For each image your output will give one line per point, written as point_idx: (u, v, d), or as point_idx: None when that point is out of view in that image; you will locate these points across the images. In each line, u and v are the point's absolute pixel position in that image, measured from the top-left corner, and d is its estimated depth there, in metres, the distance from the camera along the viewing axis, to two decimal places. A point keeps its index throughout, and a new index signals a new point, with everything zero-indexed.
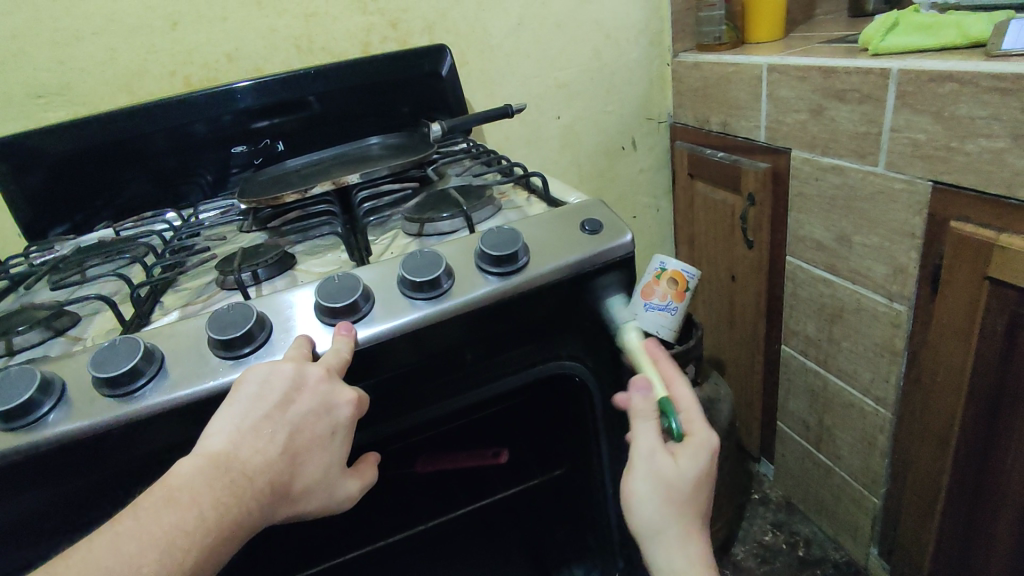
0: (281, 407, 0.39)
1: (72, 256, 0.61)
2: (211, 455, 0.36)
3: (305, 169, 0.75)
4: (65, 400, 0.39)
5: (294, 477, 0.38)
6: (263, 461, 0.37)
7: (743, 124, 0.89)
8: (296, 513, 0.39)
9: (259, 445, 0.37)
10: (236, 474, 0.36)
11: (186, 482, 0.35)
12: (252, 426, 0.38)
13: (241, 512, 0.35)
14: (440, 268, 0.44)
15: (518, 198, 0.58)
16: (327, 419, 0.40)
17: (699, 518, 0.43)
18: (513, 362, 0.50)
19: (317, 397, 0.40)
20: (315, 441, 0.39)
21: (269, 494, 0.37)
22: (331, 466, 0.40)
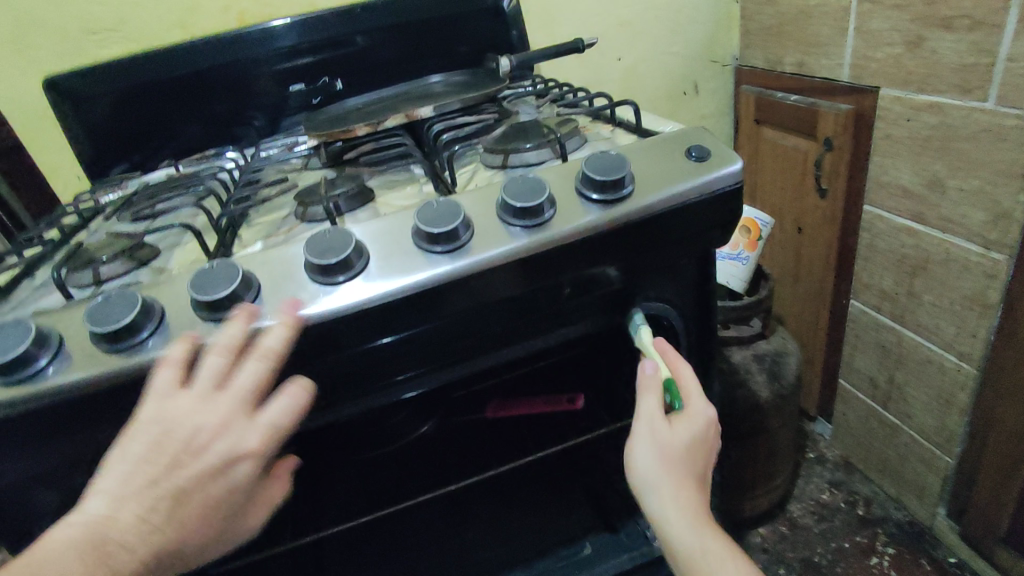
0: (174, 467, 0.34)
1: (141, 193, 0.60)
2: (89, 522, 0.32)
3: (366, 107, 0.72)
4: (164, 325, 0.38)
5: (187, 542, 0.35)
6: (149, 530, 0.33)
7: (823, 63, 0.83)
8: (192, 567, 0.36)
9: (142, 511, 0.33)
10: (116, 547, 0.32)
11: (52, 556, 0.31)
12: (138, 489, 0.33)
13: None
14: (544, 194, 0.41)
15: (602, 130, 0.55)
16: (227, 474, 0.36)
17: (698, 482, 0.45)
18: (601, 301, 0.49)
19: (221, 450, 0.35)
20: (213, 500, 0.35)
21: (155, 563, 0.33)
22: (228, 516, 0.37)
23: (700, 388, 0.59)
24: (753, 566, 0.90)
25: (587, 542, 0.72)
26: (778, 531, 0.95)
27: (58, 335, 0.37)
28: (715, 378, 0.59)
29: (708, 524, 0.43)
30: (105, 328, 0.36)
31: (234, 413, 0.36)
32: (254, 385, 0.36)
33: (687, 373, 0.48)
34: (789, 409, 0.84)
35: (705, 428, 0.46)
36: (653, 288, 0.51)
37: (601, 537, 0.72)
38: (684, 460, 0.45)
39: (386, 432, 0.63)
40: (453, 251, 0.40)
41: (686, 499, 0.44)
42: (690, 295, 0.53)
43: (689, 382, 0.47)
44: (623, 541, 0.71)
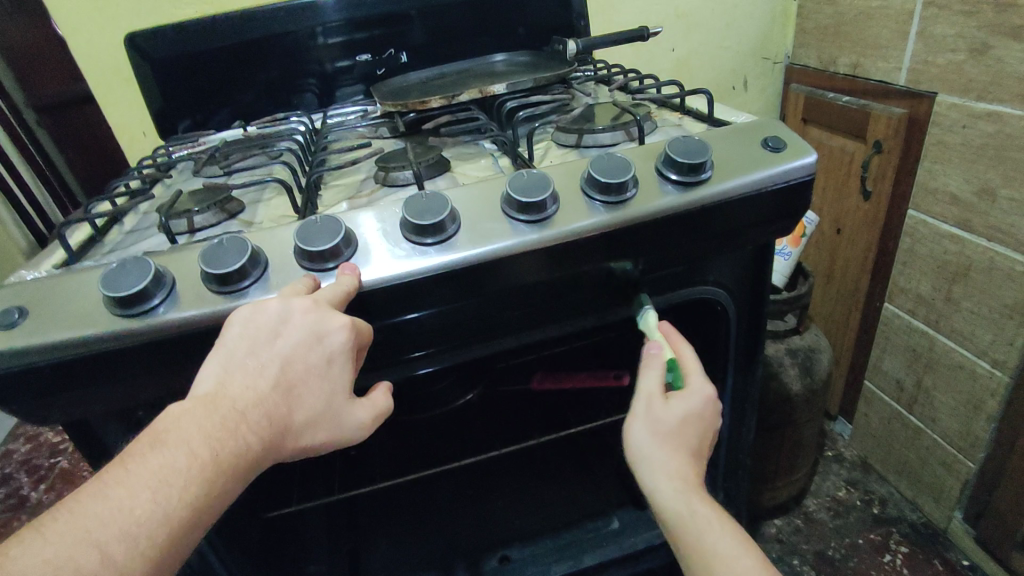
0: (271, 341, 0.36)
1: (219, 149, 0.62)
2: (202, 395, 0.34)
3: (431, 81, 0.73)
4: (266, 272, 0.40)
5: (293, 410, 0.36)
6: (257, 396, 0.35)
7: (880, 65, 0.83)
8: (304, 447, 0.37)
9: (247, 378, 0.35)
10: (228, 409, 0.34)
11: (175, 422, 0.33)
12: (243, 362, 0.36)
13: (237, 445, 0.33)
14: (628, 173, 0.43)
15: (671, 117, 0.56)
16: (320, 348, 0.37)
17: (689, 459, 0.42)
18: (662, 281, 0.51)
19: (307, 325, 0.37)
20: (310, 372, 0.37)
21: (268, 427, 0.35)
22: (332, 396, 0.38)
23: (744, 374, 0.61)
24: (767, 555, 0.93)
25: (616, 515, 0.75)
26: (793, 523, 0.97)
27: (170, 275, 0.40)
28: (759, 367, 0.61)
29: (696, 490, 0.41)
30: (217, 271, 0.38)
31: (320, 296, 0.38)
32: (340, 291, 0.39)
33: (688, 351, 0.47)
34: (817, 405, 0.85)
35: (704, 406, 0.44)
36: (712, 272, 0.53)
37: (628, 512, 0.75)
38: (690, 438, 0.43)
39: (427, 398, 0.64)
40: (539, 222, 0.42)
41: (677, 468, 0.41)
42: (746, 282, 0.55)
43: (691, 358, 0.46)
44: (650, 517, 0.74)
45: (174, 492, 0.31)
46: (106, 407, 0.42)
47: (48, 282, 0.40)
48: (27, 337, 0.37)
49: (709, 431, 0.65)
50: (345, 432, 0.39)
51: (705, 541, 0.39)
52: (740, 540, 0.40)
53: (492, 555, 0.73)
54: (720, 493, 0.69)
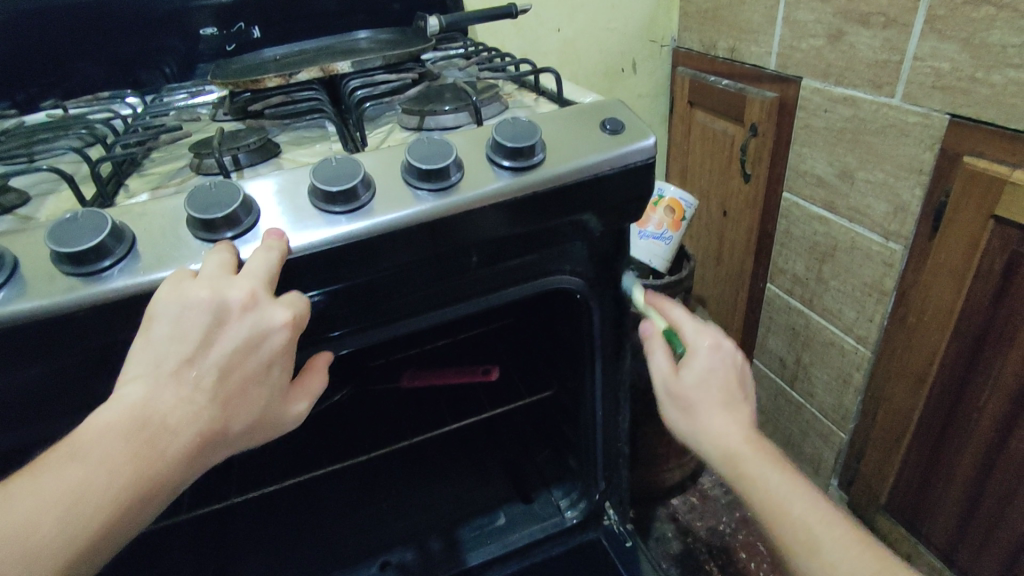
0: (203, 349, 0.33)
1: (20, 132, 0.54)
2: (128, 407, 0.31)
3: (285, 58, 0.67)
4: (17, 276, 0.34)
5: (230, 420, 0.34)
6: (190, 414, 0.32)
7: (754, 50, 0.84)
8: (242, 447, 0.35)
9: (181, 392, 0.32)
10: (157, 428, 0.31)
11: (98, 437, 0.30)
12: (174, 372, 0.32)
13: (167, 467, 0.31)
14: (450, 157, 0.39)
15: (525, 98, 0.54)
16: (259, 352, 0.34)
17: (725, 403, 0.44)
18: (512, 273, 0.48)
19: (247, 326, 0.34)
20: (246, 381, 0.34)
21: (202, 440, 0.32)
22: (271, 398, 0.36)
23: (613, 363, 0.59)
24: (662, 536, 0.94)
25: (502, 511, 0.72)
26: (687, 501, 0.99)
27: None
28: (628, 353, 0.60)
29: (743, 446, 0.42)
30: None
31: (255, 293, 0.34)
32: (268, 270, 0.35)
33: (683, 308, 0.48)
34: None
35: (714, 351, 0.45)
36: (568, 260, 0.50)
37: (515, 506, 0.72)
38: (713, 388, 0.44)
39: None
40: (352, 212, 0.38)
41: (721, 426, 0.43)
42: (604, 268, 0.53)
43: (684, 319, 0.47)
44: (536, 511, 0.71)
45: (91, 515, 0.29)
46: None
47: None
48: None
49: (583, 421, 0.64)
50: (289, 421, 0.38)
51: (776, 501, 0.40)
52: (796, 488, 0.41)
53: (372, 562, 0.67)
54: (600, 483, 0.68)
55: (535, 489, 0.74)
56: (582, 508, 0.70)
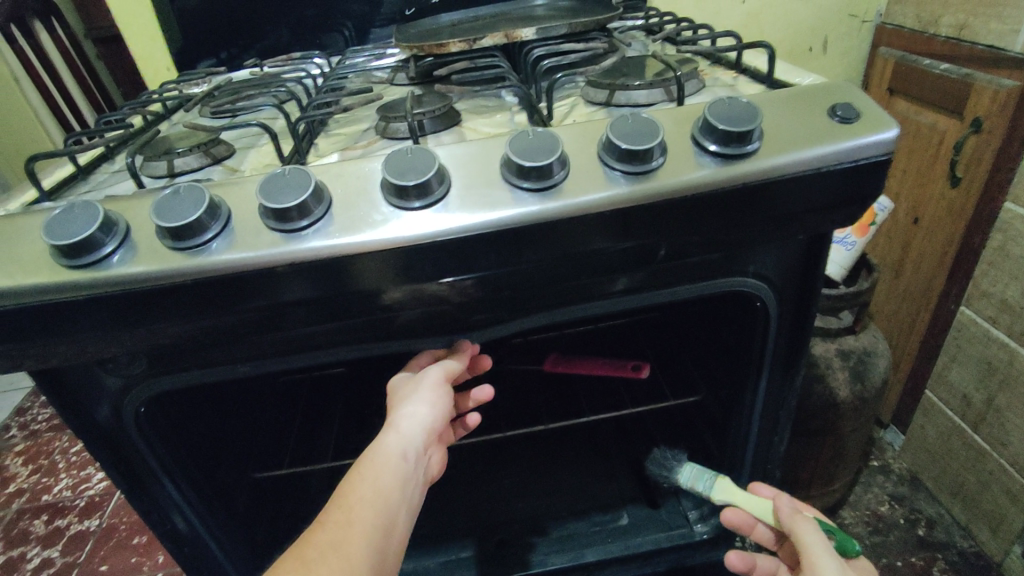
0: (378, 452, 0.41)
1: (227, 88, 0.58)
2: (345, 500, 0.38)
3: (463, 24, 0.66)
4: (229, 226, 0.36)
5: (408, 443, 0.42)
6: (384, 476, 0.40)
7: (993, 27, 0.70)
8: (422, 428, 0.43)
9: (376, 472, 0.40)
10: (371, 502, 0.38)
11: (339, 530, 0.36)
12: (366, 475, 0.39)
13: (390, 503, 0.39)
14: (657, 138, 0.36)
15: (723, 76, 0.48)
16: (415, 423, 0.43)
17: None
18: (693, 270, 0.44)
19: (403, 420, 0.43)
20: (414, 444, 0.42)
21: (403, 473, 0.41)
22: (423, 403, 0.44)
23: (782, 380, 0.53)
24: None
25: (625, 512, 0.69)
26: None
27: (124, 222, 0.36)
28: (801, 370, 0.53)
29: None
30: (171, 224, 0.34)
31: (401, 405, 0.45)
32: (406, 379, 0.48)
33: (810, 529, 0.46)
34: (867, 415, 0.76)
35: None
36: (754, 260, 0.45)
37: (640, 509, 0.69)
38: None
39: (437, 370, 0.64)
40: (544, 190, 0.36)
41: None
42: (793, 274, 0.47)
43: (805, 534, 0.46)
44: (663, 518, 0.67)
45: (357, 537, 0.36)
46: (57, 359, 0.38)
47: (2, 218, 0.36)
48: None
49: (732, 435, 0.59)
50: (438, 405, 0.46)
51: None
52: None
53: (489, 539, 0.68)
54: None
55: (663, 495, 0.70)
56: (714, 524, 0.65)
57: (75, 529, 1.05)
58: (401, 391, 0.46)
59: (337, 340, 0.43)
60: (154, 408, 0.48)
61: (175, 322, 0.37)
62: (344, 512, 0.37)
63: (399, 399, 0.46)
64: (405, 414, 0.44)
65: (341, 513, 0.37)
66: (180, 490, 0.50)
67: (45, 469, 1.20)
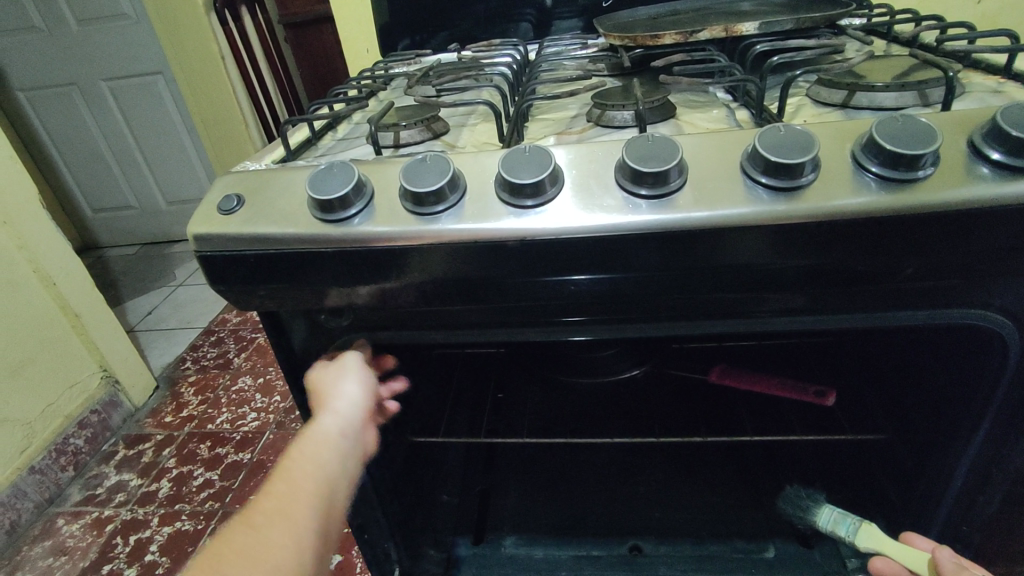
0: (315, 435, 0.43)
1: (437, 69, 0.61)
2: (287, 483, 0.40)
3: (664, 17, 0.64)
4: (463, 200, 0.37)
5: (341, 425, 0.44)
6: (325, 457, 0.42)
7: None
8: (355, 408, 0.45)
9: (315, 452, 0.42)
10: (312, 484, 0.41)
11: (282, 512, 0.39)
12: (303, 457, 0.41)
13: (331, 484, 0.42)
14: (934, 146, 0.32)
15: (985, 82, 0.43)
16: (348, 402, 0.45)
17: None
18: (919, 295, 0.39)
19: (338, 401, 0.44)
20: (349, 424, 0.44)
21: (341, 455, 0.43)
22: (354, 385, 0.45)
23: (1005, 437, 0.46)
24: None
25: (772, 544, 0.66)
26: None
27: (371, 186, 0.39)
28: None
29: None
30: (416, 190, 0.36)
31: (335, 385, 0.45)
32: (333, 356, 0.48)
33: None
34: None
35: None
36: (999, 294, 0.39)
37: (787, 545, 0.65)
38: None
39: (591, 365, 0.60)
40: (787, 192, 0.34)
41: None
42: None
43: None
44: (816, 561, 0.63)
45: (303, 518, 0.39)
46: (292, 303, 0.42)
47: (269, 173, 0.41)
48: (241, 226, 0.39)
49: (924, 484, 0.52)
50: (371, 383, 0.46)
51: None
52: None
53: (623, 542, 0.68)
54: None
55: (818, 535, 0.64)
56: None
57: (230, 458, 1.17)
58: (331, 371, 0.46)
59: (523, 319, 0.43)
60: None
61: (396, 283, 0.40)
62: (285, 487, 0.40)
63: (329, 379, 0.46)
64: (341, 392, 0.45)
65: (282, 490, 0.40)
66: None
67: (210, 401, 1.36)
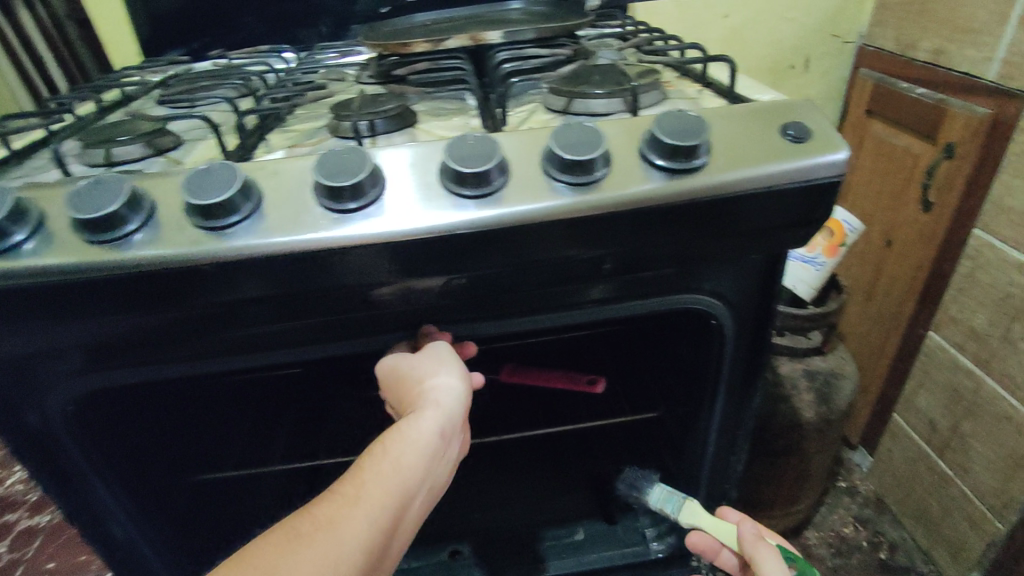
0: (406, 431, 0.37)
1: (186, 77, 0.56)
2: (359, 484, 0.35)
3: (435, 25, 0.65)
4: (153, 221, 0.34)
5: (433, 427, 0.37)
6: (410, 463, 0.36)
7: (968, 53, 0.70)
8: (450, 408, 0.39)
9: (399, 455, 0.36)
10: (389, 492, 0.35)
11: (343, 518, 0.33)
12: (381, 457, 0.36)
13: (408, 491, 0.35)
14: (600, 149, 0.34)
15: (688, 89, 0.47)
16: (442, 401, 0.39)
17: None
18: (645, 285, 0.43)
19: (434, 396, 0.39)
20: (446, 425, 0.38)
21: (429, 459, 0.37)
22: (452, 381, 0.40)
23: (737, 407, 0.53)
24: None
25: (582, 526, 0.67)
26: None
27: (40, 215, 0.34)
28: (759, 392, 0.52)
29: None
30: (87, 216, 0.32)
31: (433, 378, 0.40)
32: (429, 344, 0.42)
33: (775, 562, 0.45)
34: (831, 436, 0.76)
35: None
36: (708, 279, 0.44)
37: (596, 525, 0.67)
38: None
39: None
40: (481, 196, 0.35)
41: None
42: (748, 293, 0.46)
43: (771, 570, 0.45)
44: (618, 535, 0.66)
45: (368, 532, 0.33)
46: None
47: None
48: None
49: (688, 453, 0.57)
50: (467, 377, 0.41)
51: None
52: None
53: (443, 548, 0.66)
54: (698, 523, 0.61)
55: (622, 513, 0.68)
56: (671, 543, 0.65)
57: (23, 524, 1.01)
58: (424, 359, 0.41)
59: (262, 344, 0.40)
60: (86, 407, 0.45)
61: (92, 315, 0.35)
62: (354, 488, 0.34)
63: (420, 369, 0.40)
64: (438, 386, 0.39)
65: (349, 491, 0.34)
66: (111, 492, 0.49)
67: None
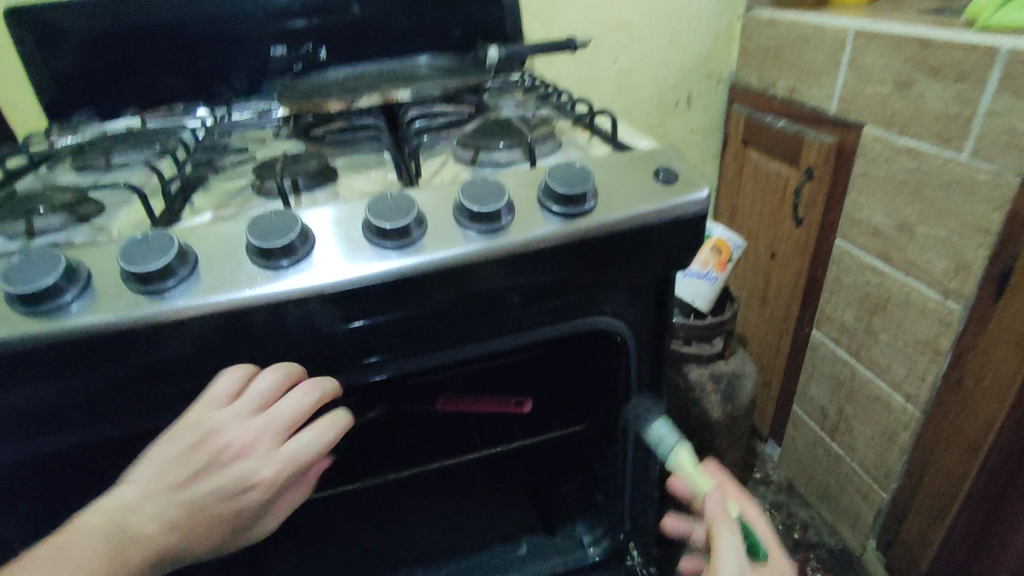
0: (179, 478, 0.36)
1: (100, 143, 0.57)
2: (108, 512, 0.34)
3: (348, 82, 0.69)
4: (91, 289, 0.36)
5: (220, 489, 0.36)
6: (156, 519, 0.35)
7: (814, 92, 0.82)
8: (227, 471, 0.37)
9: (160, 511, 0.35)
10: (131, 540, 0.34)
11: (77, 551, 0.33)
12: (152, 493, 0.35)
13: (160, 546, 0.35)
14: (502, 200, 0.40)
15: (579, 137, 0.55)
16: (228, 461, 0.37)
17: None
18: (555, 312, 0.48)
19: (219, 450, 0.37)
20: (222, 491, 0.37)
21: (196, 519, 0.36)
22: (254, 446, 0.38)
23: None
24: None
25: (525, 540, 0.70)
26: None
27: None
28: (664, 398, 0.59)
29: None
30: (22, 289, 0.34)
31: (245, 429, 0.37)
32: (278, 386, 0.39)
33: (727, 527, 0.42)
34: (739, 431, 0.85)
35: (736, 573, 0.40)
36: (609, 302, 0.50)
37: (538, 538, 0.71)
38: None
39: None
40: (402, 247, 0.39)
41: None
42: (646, 311, 0.52)
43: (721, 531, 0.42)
44: (560, 544, 0.69)
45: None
46: None
47: None
48: None
49: (611, 459, 0.62)
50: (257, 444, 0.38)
51: None
52: None
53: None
54: (625, 525, 0.65)
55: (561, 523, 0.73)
56: (604, 545, 0.67)
57: None
58: (251, 404, 0.38)
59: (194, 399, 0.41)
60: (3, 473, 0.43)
61: (27, 383, 0.36)
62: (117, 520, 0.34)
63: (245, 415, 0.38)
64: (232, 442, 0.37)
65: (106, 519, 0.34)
66: None
67: None
